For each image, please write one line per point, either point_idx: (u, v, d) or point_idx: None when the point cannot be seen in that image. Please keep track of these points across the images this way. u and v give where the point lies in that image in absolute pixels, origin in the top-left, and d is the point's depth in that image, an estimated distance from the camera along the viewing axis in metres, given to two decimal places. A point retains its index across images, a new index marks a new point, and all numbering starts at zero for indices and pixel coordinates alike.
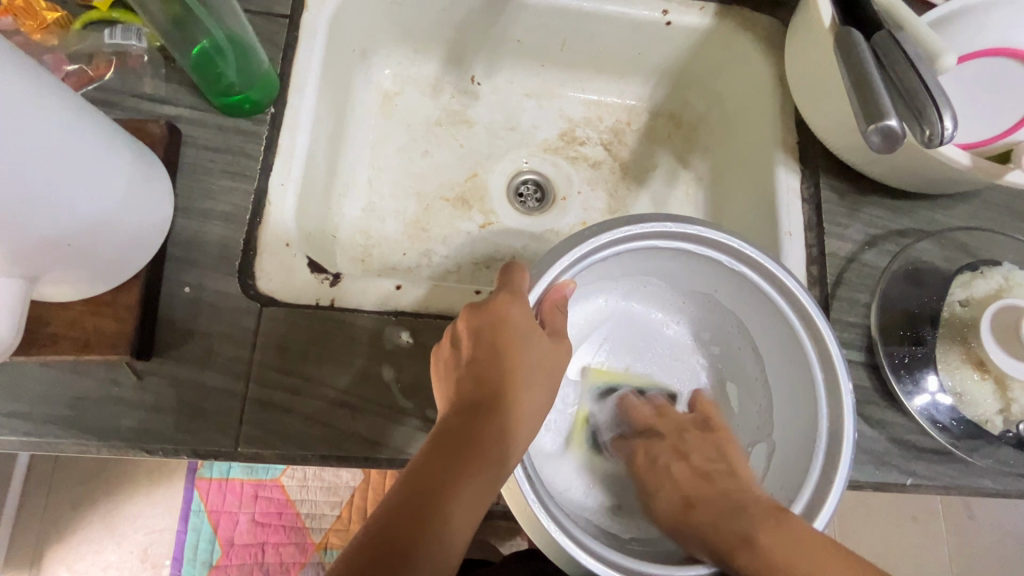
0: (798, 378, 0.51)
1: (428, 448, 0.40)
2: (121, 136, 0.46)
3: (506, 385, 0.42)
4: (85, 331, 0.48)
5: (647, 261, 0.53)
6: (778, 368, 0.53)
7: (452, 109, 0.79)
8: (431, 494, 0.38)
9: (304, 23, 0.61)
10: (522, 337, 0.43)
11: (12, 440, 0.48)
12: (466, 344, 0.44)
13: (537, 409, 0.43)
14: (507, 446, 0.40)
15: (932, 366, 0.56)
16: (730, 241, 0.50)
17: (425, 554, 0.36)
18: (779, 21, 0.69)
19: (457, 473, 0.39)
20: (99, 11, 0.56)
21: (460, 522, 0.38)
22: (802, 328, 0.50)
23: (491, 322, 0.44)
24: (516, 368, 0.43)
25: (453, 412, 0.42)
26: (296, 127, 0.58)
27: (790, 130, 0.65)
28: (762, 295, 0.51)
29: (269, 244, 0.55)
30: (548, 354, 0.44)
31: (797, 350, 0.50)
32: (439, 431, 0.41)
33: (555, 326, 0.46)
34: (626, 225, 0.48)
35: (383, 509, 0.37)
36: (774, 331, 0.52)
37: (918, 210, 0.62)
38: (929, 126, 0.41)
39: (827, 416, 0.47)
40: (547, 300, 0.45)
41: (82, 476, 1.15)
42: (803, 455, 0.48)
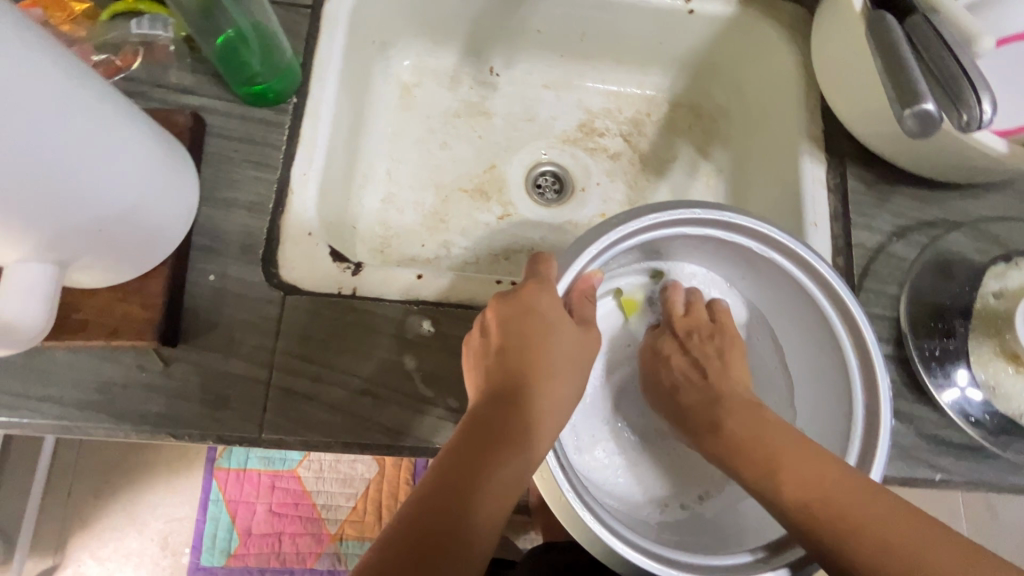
0: (830, 367, 0.49)
1: (456, 438, 0.40)
2: (147, 123, 0.46)
3: (536, 373, 0.42)
4: (112, 317, 0.49)
5: (671, 249, 0.52)
6: (806, 360, 0.52)
7: (471, 100, 0.78)
8: (462, 486, 0.38)
9: (325, 13, 0.62)
10: (551, 329, 0.43)
11: (43, 423, 0.49)
12: (494, 332, 0.44)
13: (563, 404, 0.43)
14: (537, 435, 0.40)
15: (963, 360, 0.55)
16: (762, 230, 0.48)
17: (456, 543, 0.36)
18: (804, 8, 0.68)
19: (487, 463, 0.39)
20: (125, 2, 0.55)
21: (488, 515, 0.38)
22: (835, 317, 0.48)
23: (520, 313, 0.44)
24: (545, 354, 0.43)
25: (481, 401, 0.41)
26: (318, 117, 0.58)
27: (815, 119, 0.64)
28: (791, 282, 0.50)
29: (291, 232, 0.55)
30: (576, 342, 0.44)
31: (828, 337, 0.49)
32: (469, 419, 0.41)
33: (582, 314, 0.46)
34: (654, 213, 0.47)
35: (417, 498, 0.37)
36: (804, 322, 0.51)
37: (949, 201, 0.61)
38: (966, 110, 0.40)
39: (862, 412, 0.46)
40: (575, 290, 0.45)
41: (105, 464, 1.17)
42: (834, 450, 0.47)
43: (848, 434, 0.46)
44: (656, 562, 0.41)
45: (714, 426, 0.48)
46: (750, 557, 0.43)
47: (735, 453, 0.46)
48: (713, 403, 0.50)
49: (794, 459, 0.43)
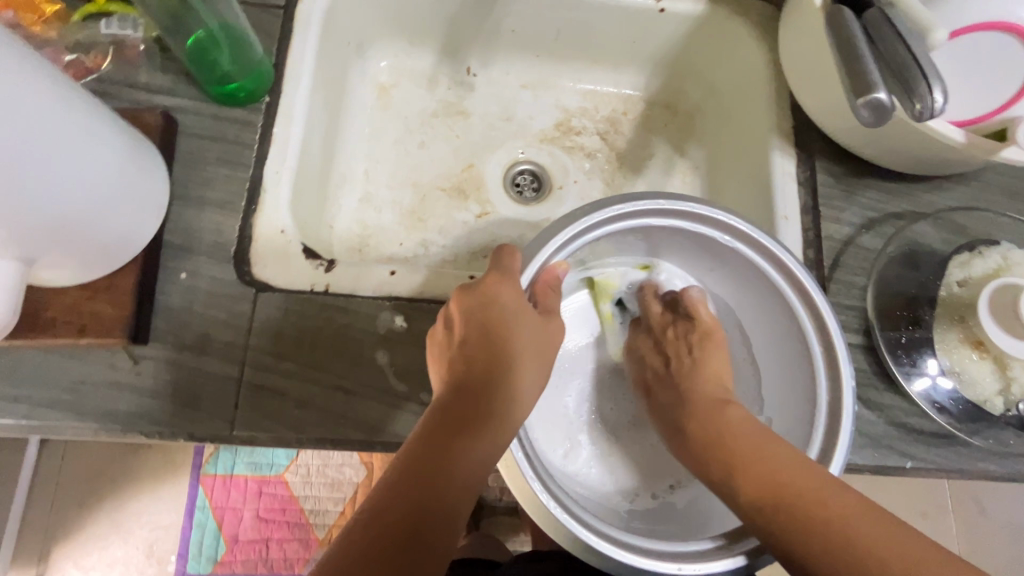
0: (795, 354, 0.50)
1: (423, 427, 0.40)
2: (115, 121, 0.47)
3: (503, 363, 0.43)
4: (82, 315, 0.49)
5: (638, 241, 0.53)
6: (772, 348, 0.53)
7: (448, 101, 0.79)
8: (429, 473, 0.38)
9: (298, 14, 0.62)
10: (514, 318, 0.44)
11: (12, 424, 0.49)
12: (457, 325, 0.45)
13: (529, 391, 0.44)
14: (503, 422, 0.41)
15: (930, 349, 0.55)
16: (725, 220, 0.49)
17: (423, 529, 0.36)
18: (773, 6, 0.69)
19: (453, 451, 0.39)
20: (96, 4, 0.56)
21: (455, 501, 0.38)
22: (800, 305, 0.49)
23: (483, 302, 0.44)
24: (508, 344, 0.44)
25: (447, 391, 0.42)
26: (290, 115, 0.59)
27: (785, 114, 0.65)
28: (756, 272, 0.51)
29: (263, 230, 0.55)
30: (541, 332, 0.45)
31: (793, 325, 0.50)
32: (435, 409, 0.41)
33: (547, 307, 0.46)
34: (619, 204, 0.47)
35: (385, 485, 0.38)
36: (770, 311, 0.52)
37: (915, 192, 0.62)
38: (919, 99, 0.41)
39: (826, 397, 0.47)
40: (539, 282, 0.46)
41: (88, 473, 1.16)
42: (800, 437, 0.48)
43: (814, 419, 0.47)
44: (620, 548, 0.41)
45: (694, 414, 0.50)
46: (710, 544, 0.43)
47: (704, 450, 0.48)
48: (693, 395, 0.51)
49: (750, 448, 0.45)
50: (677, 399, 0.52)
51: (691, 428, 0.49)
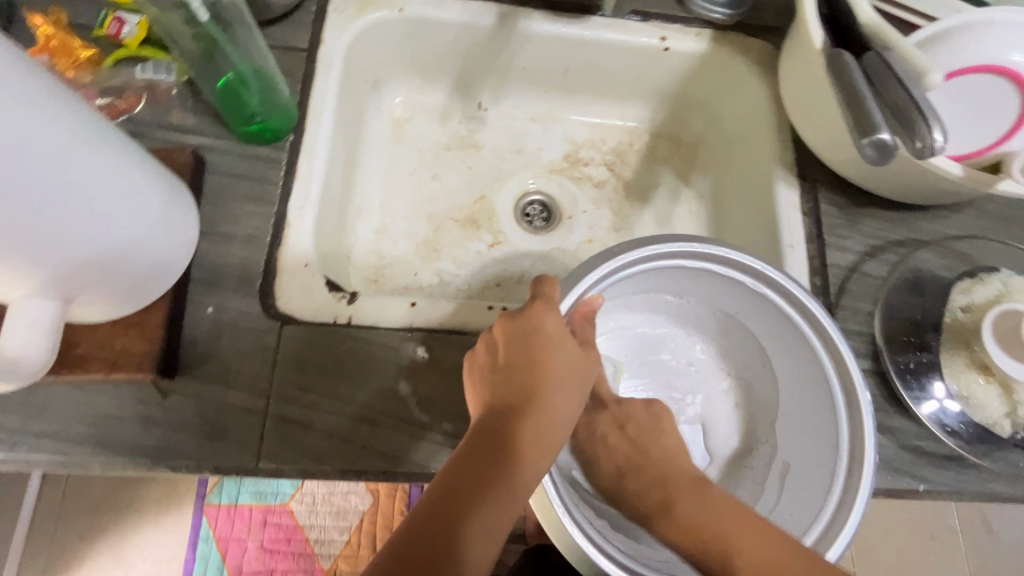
0: (817, 398, 0.51)
1: (463, 448, 0.41)
2: (150, 163, 0.48)
3: (542, 389, 0.44)
4: (112, 350, 0.50)
5: (669, 278, 0.55)
6: (792, 389, 0.54)
7: (460, 134, 0.82)
8: (468, 494, 0.39)
9: (321, 55, 0.65)
10: (555, 348, 0.45)
11: (38, 458, 0.49)
12: (500, 352, 0.46)
13: (566, 419, 0.44)
14: (541, 447, 0.42)
15: (937, 372, 0.57)
16: (753, 265, 0.51)
17: (461, 548, 0.37)
18: (772, 45, 0.73)
19: (492, 472, 0.40)
20: (129, 49, 0.59)
21: (491, 524, 0.39)
22: (823, 350, 0.50)
23: (526, 332, 0.45)
24: (548, 373, 0.44)
25: (490, 413, 0.43)
26: (313, 152, 0.61)
27: (787, 147, 0.68)
28: (782, 315, 0.52)
29: (288, 264, 0.56)
30: (579, 362, 0.46)
31: (817, 369, 0.51)
32: (476, 430, 0.43)
33: (585, 337, 0.47)
34: (653, 244, 0.49)
35: (426, 502, 0.39)
36: (790, 346, 0.53)
37: (915, 221, 0.64)
38: (919, 138, 0.43)
39: (848, 437, 0.48)
40: (577, 312, 0.47)
41: (90, 505, 1.15)
42: (823, 468, 0.49)
43: (836, 454, 0.48)
44: None
45: (666, 504, 0.47)
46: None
47: (683, 534, 0.45)
48: (667, 481, 0.49)
49: (753, 538, 0.43)
50: (657, 496, 0.48)
51: (668, 529, 0.46)
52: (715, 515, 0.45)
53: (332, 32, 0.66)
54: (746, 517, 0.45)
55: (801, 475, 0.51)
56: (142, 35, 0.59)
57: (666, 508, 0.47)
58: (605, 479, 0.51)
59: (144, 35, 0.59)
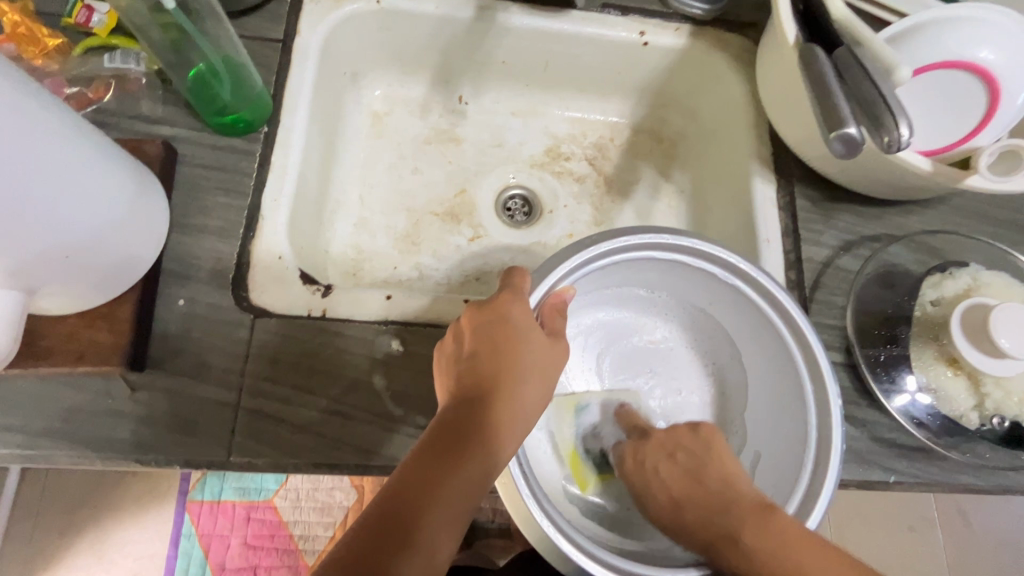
0: (788, 390, 0.52)
1: (426, 437, 0.41)
2: (117, 153, 0.48)
3: (506, 377, 0.44)
4: (79, 343, 0.49)
5: (641, 270, 0.55)
6: (764, 381, 0.55)
7: (441, 128, 0.81)
8: (429, 482, 0.39)
9: (296, 46, 0.64)
10: (522, 337, 0.45)
11: (4, 453, 0.48)
12: (467, 340, 0.46)
13: (532, 407, 0.44)
14: (503, 435, 0.42)
15: (907, 365, 0.57)
16: (724, 257, 0.51)
17: (419, 537, 0.37)
18: (750, 41, 0.73)
19: (452, 461, 0.40)
20: (99, 37, 0.58)
21: (451, 513, 0.39)
22: (792, 341, 0.51)
23: (492, 320, 0.45)
24: (514, 362, 0.44)
25: (453, 402, 0.43)
26: (288, 144, 0.60)
27: (764, 142, 0.68)
28: (753, 307, 0.52)
29: (261, 257, 0.56)
30: (546, 351, 0.45)
31: (786, 360, 0.51)
32: (439, 419, 0.42)
33: (554, 328, 0.47)
34: (624, 236, 0.50)
35: (387, 490, 0.39)
36: (761, 339, 0.54)
37: (889, 216, 0.65)
38: (887, 133, 0.44)
39: (816, 428, 0.48)
40: (547, 304, 0.47)
41: (69, 503, 1.13)
42: (793, 459, 0.50)
43: (804, 443, 0.49)
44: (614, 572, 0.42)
45: (731, 540, 0.45)
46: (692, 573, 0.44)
47: (754, 568, 0.44)
48: (690, 475, 0.50)
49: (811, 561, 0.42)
50: (711, 530, 0.47)
51: (738, 562, 0.45)
52: (781, 547, 0.43)
53: (307, 23, 0.65)
54: (800, 535, 0.43)
55: (771, 468, 0.52)
56: (112, 24, 0.58)
57: (730, 542, 0.45)
58: (657, 507, 0.50)
59: (115, 24, 0.58)
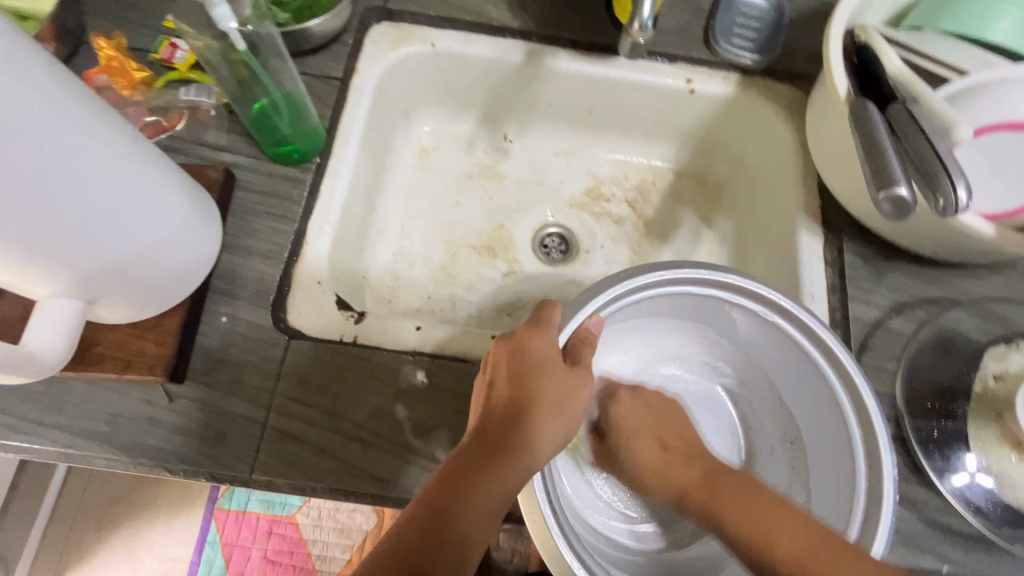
0: (837, 438, 0.50)
1: (452, 460, 0.42)
2: (182, 176, 0.51)
3: (530, 407, 0.44)
4: (128, 352, 0.52)
5: (672, 302, 0.53)
6: (813, 428, 0.53)
7: (484, 164, 0.83)
8: (451, 508, 0.40)
9: (353, 84, 0.68)
10: (545, 364, 0.45)
11: (50, 450, 0.51)
12: (490, 369, 0.47)
13: (553, 438, 0.45)
14: (526, 463, 0.42)
15: (966, 444, 0.53)
16: (766, 294, 0.50)
17: (441, 562, 0.38)
18: (802, 92, 0.72)
19: (474, 485, 0.41)
20: (179, 71, 0.63)
21: (472, 537, 0.40)
22: (837, 384, 0.49)
23: (516, 349, 0.46)
24: (539, 390, 0.45)
25: (475, 430, 0.44)
26: (337, 176, 0.63)
27: (812, 195, 0.66)
28: (794, 345, 0.51)
29: (302, 280, 0.58)
30: (569, 382, 0.46)
31: (833, 403, 0.50)
32: (463, 446, 0.43)
33: (579, 359, 0.46)
34: (654, 271, 0.49)
35: (410, 513, 0.40)
36: (812, 390, 0.52)
37: (949, 279, 0.61)
38: (942, 194, 0.42)
39: (866, 490, 0.46)
40: (575, 335, 0.46)
41: (108, 498, 1.19)
42: (838, 511, 0.48)
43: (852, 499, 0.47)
44: None
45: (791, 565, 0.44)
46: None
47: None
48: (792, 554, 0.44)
49: None
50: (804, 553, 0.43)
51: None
52: None
53: (366, 64, 0.69)
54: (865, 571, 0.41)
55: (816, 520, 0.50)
56: (192, 60, 0.64)
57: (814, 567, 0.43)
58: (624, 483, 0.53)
59: (194, 61, 0.64)
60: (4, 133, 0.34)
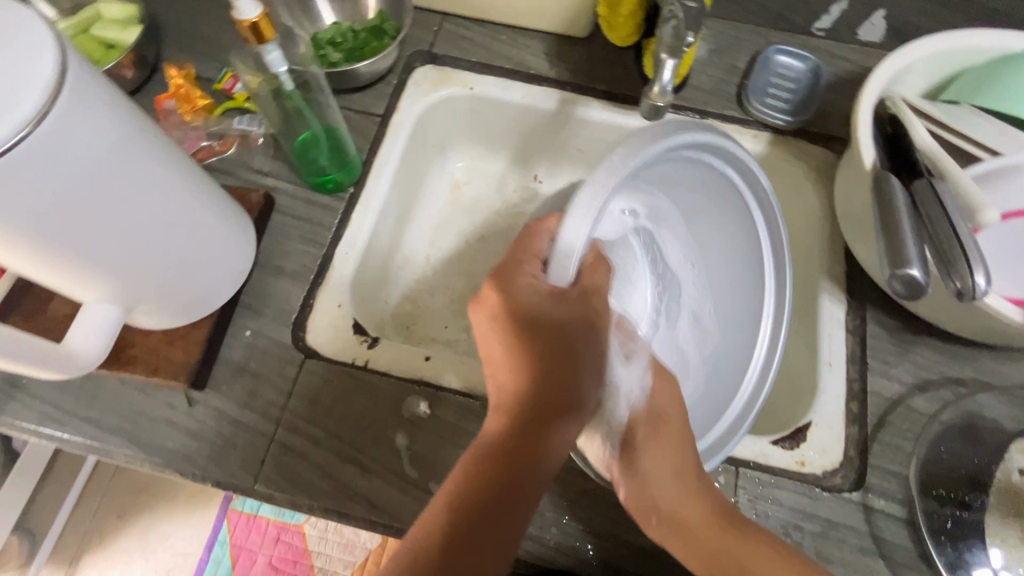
0: (750, 301, 0.59)
1: (503, 426, 0.43)
2: (223, 198, 0.55)
3: (575, 358, 0.43)
4: (157, 357, 0.56)
5: (690, 167, 0.49)
6: (735, 284, 0.59)
7: (513, 201, 0.86)
8: (512, 476, 0.42)
9: (393, 121, 0.72)
10: (582, 307, 0.42)
11: (78, 442, 0.55)
12: (509, 312, 0.43)
13: (599, 382, 0.45)
14: (572, 421, 0.43)
15: (984, 538, 0.50)
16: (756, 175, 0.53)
17: (509, 524, 0.42)
18: (835, 155, 0.71)
19: (529, 453, 0.42)
20: (236, 101, 0.70)
21: (533, 497, 0.43)
22: (773, 299, 0.58)
23: (533, 297, 0.43)
24: (581, 340, 0.43)
25: (518, 390, 0.44)
26: (369, 205, 0.67)
27: (837, 259, 0.65)
28: (746, 215, 0.56)
29: (324, 302, 0.61)
30: (605, 315, 0.43)
31: (756, 297, 0.58)
32: (512, 407, 0.44)
33: (596, 282, 0.43)
34: (699, 130, 0.44)
35: (474, 487, 0.42)
36: (749, 281, 0.59)
37: (980, 359, 0.58)
38: (960, 280, 0.41)
39: (740, 411, 0.55)
40: (592, 255, 0.43)
41: (133, 487, 1.24)
42: (725, 415, 0.55)
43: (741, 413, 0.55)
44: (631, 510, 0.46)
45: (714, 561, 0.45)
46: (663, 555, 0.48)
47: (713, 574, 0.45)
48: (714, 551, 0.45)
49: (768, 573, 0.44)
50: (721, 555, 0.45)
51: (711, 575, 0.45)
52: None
53: (407, 102, 0.73)
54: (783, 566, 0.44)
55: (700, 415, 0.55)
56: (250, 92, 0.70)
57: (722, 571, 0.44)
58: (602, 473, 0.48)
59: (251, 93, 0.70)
60: (73, 160, 0.38)
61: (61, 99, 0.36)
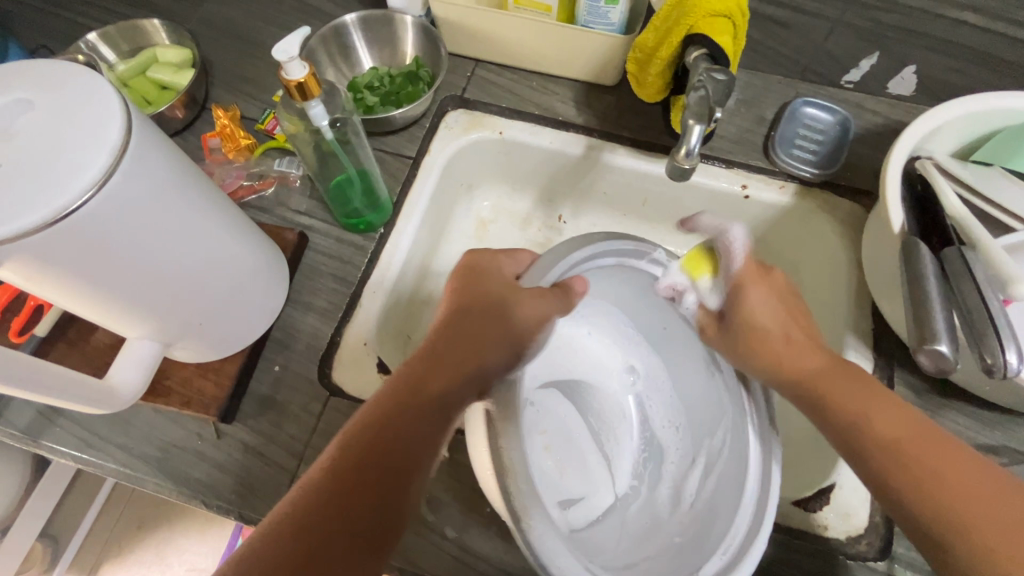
0: (733, 423, 0.59)
1: (403, 384, 0.47)
2: (260, 239, 0.58)
3: (485, 337, 0.51)
4: (190, 389, 0.58)
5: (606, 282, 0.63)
6: (702, 399, 0.64)
7: (537, 241, 0.87)
8: (401, 426, 0.44)
9: (424, 163, 0.75)
10: (503, 296, 0.53)
11: (112, 468, 0.58)
12: (459, 297, 0.54)
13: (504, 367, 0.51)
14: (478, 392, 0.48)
15: None
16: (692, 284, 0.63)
17: (395, 483, 0.42)
18: (863, 208, 0.71)
19: (421, 409, 0.46)
20: (278, 142, 0.73)
21: (423, 461, 0.44)
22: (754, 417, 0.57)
23: (473, 278, 0.55)
24: (484, 316, 0.52)
25: (434, 356, 0.49)
26: (397, 246, 0.69)
27: (864, 315, 0.64)
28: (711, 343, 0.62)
29: (351, 341, 0.63)
30: (532, 302, 0.53)
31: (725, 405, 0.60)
32: (416, 368, 0.48)
33: (543, 296, 0.54)
34: (601, 240, 0.59)
35: (365, 429, 0.44)
36: (718, 404, 0.62)
37: (1013, 427, 0.57)
38: (991, 355, 0.40)
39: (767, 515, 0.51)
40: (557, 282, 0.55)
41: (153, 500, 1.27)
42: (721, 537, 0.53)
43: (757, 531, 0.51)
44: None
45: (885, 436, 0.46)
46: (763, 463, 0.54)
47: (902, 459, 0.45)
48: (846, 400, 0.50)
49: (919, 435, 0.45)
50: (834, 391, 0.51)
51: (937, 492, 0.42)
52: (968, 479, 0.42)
53: (438, 146, 0.76)
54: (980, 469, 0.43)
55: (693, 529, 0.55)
56: None
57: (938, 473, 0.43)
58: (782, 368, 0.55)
59: None
60: (127, 215, 0.40)
61: (121, 164, 0.39)
